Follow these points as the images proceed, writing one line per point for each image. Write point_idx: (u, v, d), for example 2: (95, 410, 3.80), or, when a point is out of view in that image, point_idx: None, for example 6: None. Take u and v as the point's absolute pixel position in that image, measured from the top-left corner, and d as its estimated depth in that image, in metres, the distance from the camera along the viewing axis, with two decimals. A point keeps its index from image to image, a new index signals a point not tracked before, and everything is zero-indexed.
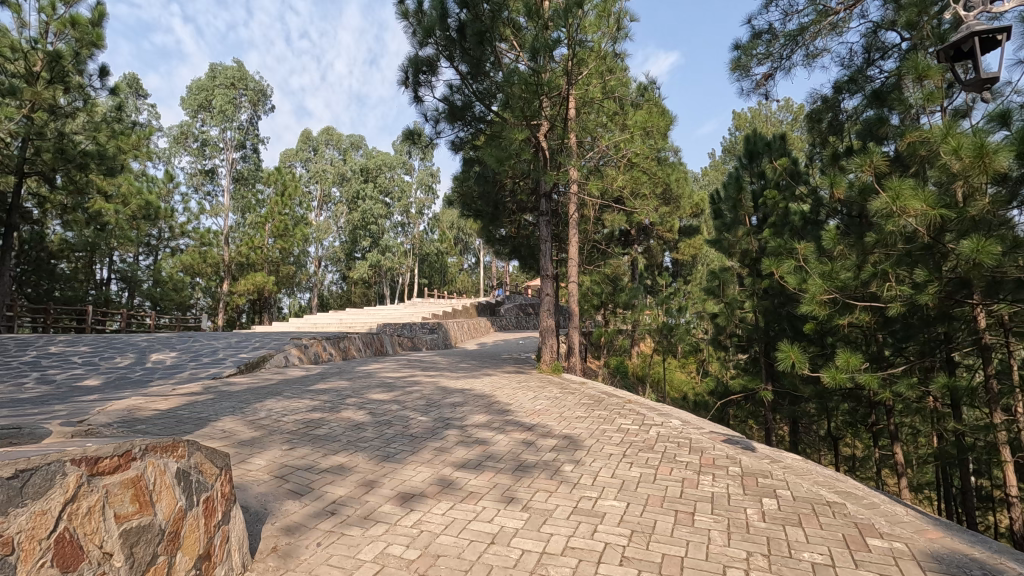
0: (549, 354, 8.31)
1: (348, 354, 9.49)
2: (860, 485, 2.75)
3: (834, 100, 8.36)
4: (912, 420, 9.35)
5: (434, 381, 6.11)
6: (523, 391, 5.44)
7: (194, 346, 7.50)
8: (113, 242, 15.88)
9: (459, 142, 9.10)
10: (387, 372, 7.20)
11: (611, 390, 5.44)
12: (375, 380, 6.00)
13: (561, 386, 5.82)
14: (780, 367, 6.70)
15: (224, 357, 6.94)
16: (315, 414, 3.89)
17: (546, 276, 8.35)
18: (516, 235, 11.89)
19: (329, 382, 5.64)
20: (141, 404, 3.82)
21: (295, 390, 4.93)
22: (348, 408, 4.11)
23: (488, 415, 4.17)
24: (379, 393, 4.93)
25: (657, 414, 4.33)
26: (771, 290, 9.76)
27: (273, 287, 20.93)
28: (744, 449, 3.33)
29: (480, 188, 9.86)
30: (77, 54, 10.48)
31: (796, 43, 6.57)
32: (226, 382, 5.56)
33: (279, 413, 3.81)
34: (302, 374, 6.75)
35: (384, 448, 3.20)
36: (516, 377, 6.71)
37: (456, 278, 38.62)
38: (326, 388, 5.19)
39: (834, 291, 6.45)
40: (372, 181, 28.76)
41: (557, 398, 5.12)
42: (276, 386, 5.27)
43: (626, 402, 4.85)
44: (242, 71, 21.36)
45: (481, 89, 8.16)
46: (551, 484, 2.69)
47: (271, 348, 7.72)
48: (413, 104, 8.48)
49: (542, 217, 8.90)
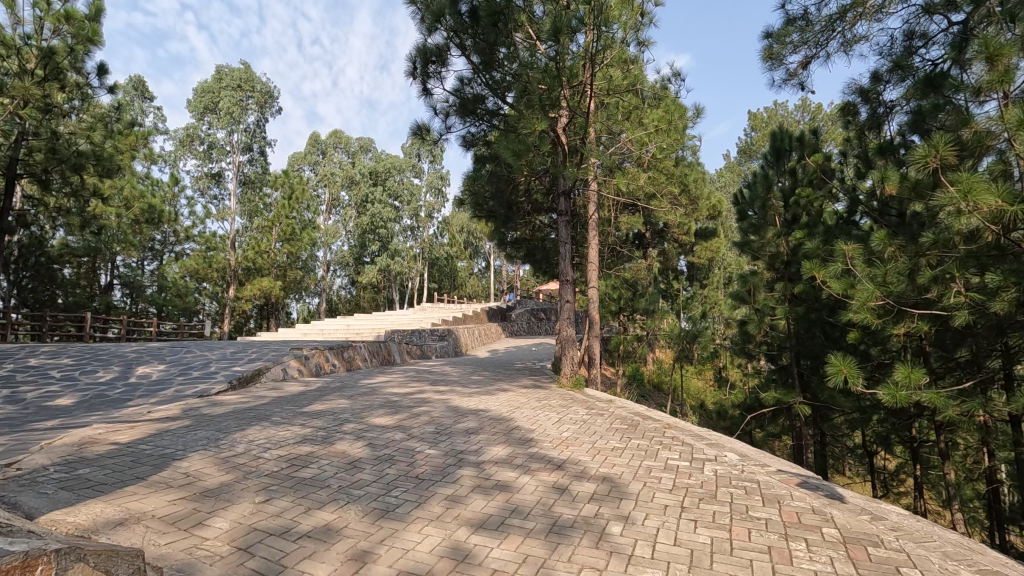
0: (569, 367, 7.57)
1: (353, 364, 8.91)
2: (1005, 562, 2.09)
3: (874, 88, 7.62)
4: (962, 437, 8.58)
5: (445, 399, 5.48)
6: (545, 412, 4.85)
7: (187, 357, 6.96)
8: (115, 247, 15.49)
9: (471, 138, 8.53)
10: (393, 386, 6.59)
11: (644, 412, 4.80)
12: (379, 398, 5.40)
13: (586, 404, 5.21)
14: (829, 383, 6.01)
15: (216, 371, 6.37)
16: (304, 447, 3.28)
17: (565, 281, 7.71)
18: (529, 238, 11.30)
19: (327, 401, 5.05)
20: (98, 436, 3.23)
21: (289, 412, 4.35)
22: (344, 439, 3.50)
23: (508, 446, 3.55)
24: (382, 416, 4.33)
25: (706, 445, 3.67)
26: (806, 295, 9.05)
27: (279, 292, 20.50)
28: (832, 499, 2.67)
29: (493, 188, 9.25)
30: (73, 50, 10.06)
31: (835, 28, 5.87)
32: (212, 401, 4.96)
33: (260, 446, 3.21)
34: (301, 389, 6.17)
35: (384, 498, 2.58)
36: (534, 394, 6.08)
37: (466, 282, 37.96)
38: (323, 409, 4.57)
39: (887, 297, 5.79)
40: (381, 185, 28.35)
41: (583, 420, 4.54)
42: (267, 406, 4.68)
43: (666, 428, 4.22)
44: (249, 72, 20.97)
45: (494, 80, 7.54)
46: (598, 558, 2.04)
47: (268, 359, 7.14)
48: (421, 97, 7.90)
49: (562, 218, 8.26)
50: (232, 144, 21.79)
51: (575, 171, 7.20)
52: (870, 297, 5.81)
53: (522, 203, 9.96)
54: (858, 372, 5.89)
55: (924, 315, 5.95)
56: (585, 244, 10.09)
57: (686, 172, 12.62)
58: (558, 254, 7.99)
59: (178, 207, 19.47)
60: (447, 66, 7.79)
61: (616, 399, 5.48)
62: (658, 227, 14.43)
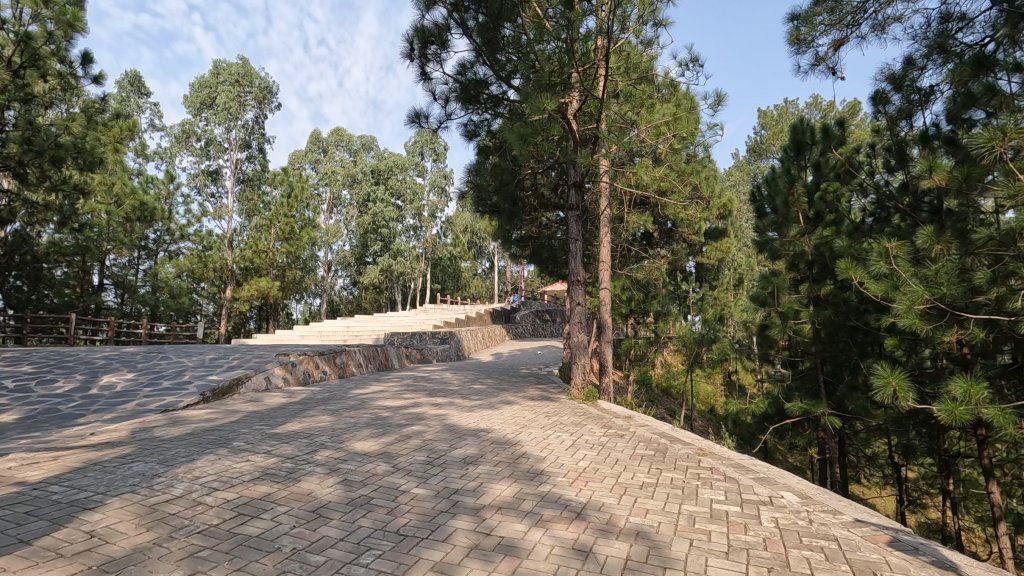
0: (580, 377, 6.90)
1: (346, 370, 8.29)
2: None
3: (907, 74, 6.88)
4: (1005, 451, 7.88)
5: (442, 415, 4.84)
6: (556, 432, 4.23)
7: (161, 364, 6.34)
8: (105, 245, 14.93)
9: (473, 127, 7.89)
10: (386, 398, 5.95)
11: (672, 435, 4.15)
12: (367, 414, 4.76)
13: (602, 422, 4.58)
14: (875, 397, 5.34)
15: (189, 380, 5.73)
16: (261, 487, 2.63)
17: (575, 282, 7.05)
18: (535, 236, 10.68)
19: (307, 418, 4.42)
20: (5, 472, 2.60)
21: (260, 433, 3.72)
22: (314, 474, 2.86)
23: (513, 483, 2.89)
24: (366, 440, 3.68)
25: (756, 482, 3.02)
26: (835, 296, 8.36)
27: (277, 293, 19.94)
28: (943, 570, 2.03)
29: (497, 181, 8.60)
30: (51, 36, 9.48)
31: (870, 7, 5.13)
32: (175, 417, 4.33)
33: (205, 487, 2.57)
34: (283, 401, 5.54)
35: (349, 569, 1.93)
36: (542, 407, 5.45)
37: (470, 283, 37.39)
38: (299, 429, 3.93)
39: (938, 299, 5.05)
40: (383, 184, 27.85)
41: (601, 443, 3.91)
42: (236, 425, 4.06)
43: (699, 455, 3.59)
44: (247, 67, 20.40)
45: (500, 61, 6.92)
46: None
47: (250, 366, 6.51)
48: (419, 81, 7.27)
49: (572, 212, 7.57)
50: (230, 141, 21.24)
51: (588, 157, 6.52)
52: (918, 300, 5.07)
53: (529, 198, 9.32)
54: (909, 385, 5.20)
55: (981, 321, 5.27)
56: (597, 242, 9.47)
57: (701, 168, 11.99)
58: (568, 253, 7.32)
59: (174, 206, 18.94)
60: (448, 47, 7.16)
61: (635, 415, 4.87)
62: (666, 226, 13.82)
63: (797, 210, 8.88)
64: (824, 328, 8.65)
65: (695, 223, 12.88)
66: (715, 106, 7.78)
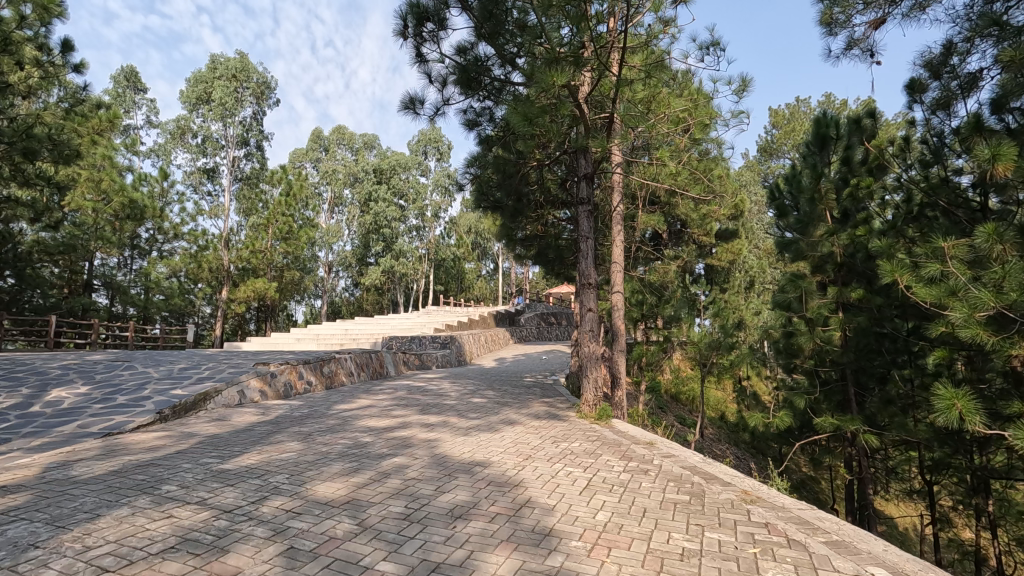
0: (592, 393, 6.16)
1: (335, 380, 7.60)
2: None
3: (947, 59, 6.03)
4: None
5: (432, 440, 4.15)
6: (567, 467, 3.55)
7: (122, 377, 5.63)
8: (93, 244, 14.19)
9: (473, 115, 7.20)
10: (373, 415, 5.27)
11: (707, 472, 3.45)
12: (345, 439, 4.06)
13: (620, 453, 3.91)
14: (934, 422, 4.59)
15: (147, 396, 5.02)
16: (171, 565, 1.93)
17: (586, 286, 6.33)
18: (541, 235, 10.03)
19: (272, 447, 3.72)
20: None
21: (205, 470, 3.03)
22: (253, 541, 2.17)
23: (514, 552, 2.19)
24: (333, 481, 2.97)
25: (835, 551, 2.32)
26: (868, 301, 7.58)
27: (274, 295, 19.33)
28: None
29: (499, 174, 7.90)
30: (24, 19, 8.80)
31: None
32: (114, 446, 3.66)
33: (91, 567, 1.87)
34: (252, 421, 4.83)
35: None
36: (548, 430, 4.74)
37: (474, 285, 36.66)
38: (256, 463, 3.24)
39: (1006, 306, 4.24)
40: (386, 183, 27.21)
41: (622, 483, 3.21)
42: (181, 456, 3.36)
43: (746, 503, 2.90)
44: (244, 62, 19.87)
45: (503, 41, 6.19)
46: None
47: (221, 378, 5.81)
48: (414, 63, 6.58)
49: (582, 207, 6.68)
50: (227, 138, 20.66)
51: (603, 141, 5.81)
52: (981, 307, 4.31)
53: (534, 194, 8.61)
54: (978, 407, 4.45)
55: None
56: (609, 242, 8.75)
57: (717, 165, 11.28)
58: (577, 253, 6.57)
59: (168, 204, 18.30)
60: (447, 26, 6.48)
61: (657, 442, 4.27)
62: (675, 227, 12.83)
63: (825, 207, 7.94)
64: (856, 337, 7.82)
65: (709, 223, 12.12)
66: (739, 92, 7.05)
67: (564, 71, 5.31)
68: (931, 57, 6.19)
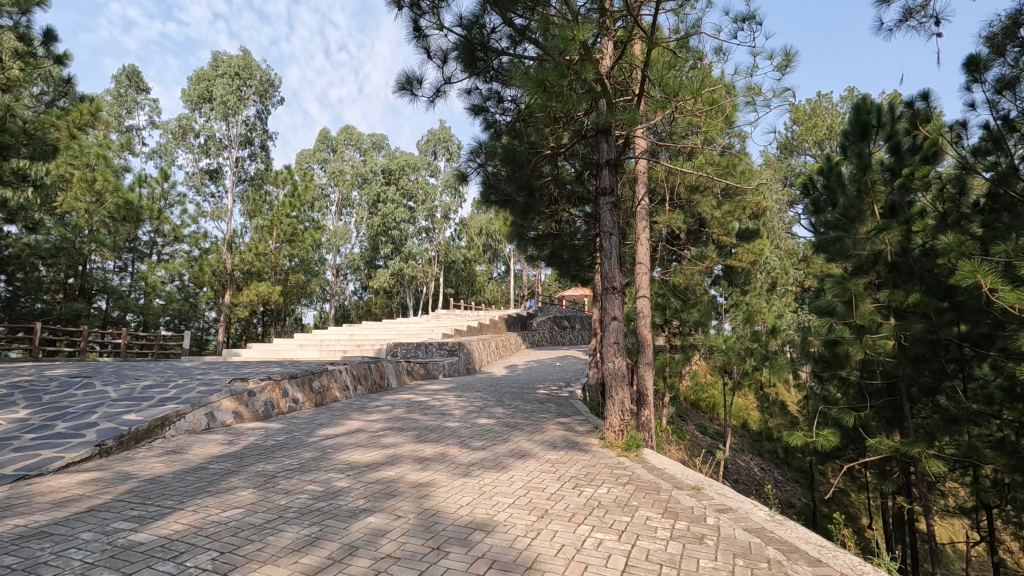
0: (618, 417, 5.28)
1: (326, 397, 6.84)
2: None
3: (1017, 30, 4.54)
4: None
5: (424, 486, 3.31)
6: (596, 530, 2.68)
7: (73, 397, 4.87)
8: (87, 248, 13.55)
9: (479, 101, 6.38)
10: (359, 444, 4.46)
11: (782, 544, 2.57)
12: (315, 485, 3.24)
13: (661, 507, 3.04)
14: None
15: (93, 423, 4.24)
16: None
17: (609, 290, 5.44)
18: (555, 234, 9.22)
19: (217, 499, 2.89)
20: None
21: (106, 548, 2.21)
22: None
23: None
24: (274, 566, 2.14)
25: None
26: (924, 305, 6.13)
27: (277, 299, 18.69)
28: None
29: (509, 165, 7.06)
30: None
31: None
32: (16, 497, 2.87)
33: None
34: (213, 454, 4.03)
35: None
36: (568, 467, 3.89)
37: (485, 287, 35.85)
38: (185, 530, 2.44)
39: None
40: (394, 184, 26.49)
41: (673, 562, 2.34)
42: (88, 518, 2.53)
43: None
44: (247, 59, 19.28)
45: (520, 21, 5.42)
46: None
47: (189, 398, 5.04)
48: (412, 39, 5.78)
49: (604, 197, 5.78)
50: (229, 138, 20.11)
51: (632, 116, 4.90)
52: None
53: (549, 187, 7.79)
54: None
55: None
56: (633, 240, 7.93)
57: None
58: (598, 253, 5.73)
59: (169, 206, 17.78)
60: None
61: (705, 486, 3.43)
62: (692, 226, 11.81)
63: None
64: (910, 348, 6.36)
65: (733, 221, 11.16)
66: (782, 68, 6.10)
67: (586, 24, 4.44)
68: (993, 28, 4.78)
